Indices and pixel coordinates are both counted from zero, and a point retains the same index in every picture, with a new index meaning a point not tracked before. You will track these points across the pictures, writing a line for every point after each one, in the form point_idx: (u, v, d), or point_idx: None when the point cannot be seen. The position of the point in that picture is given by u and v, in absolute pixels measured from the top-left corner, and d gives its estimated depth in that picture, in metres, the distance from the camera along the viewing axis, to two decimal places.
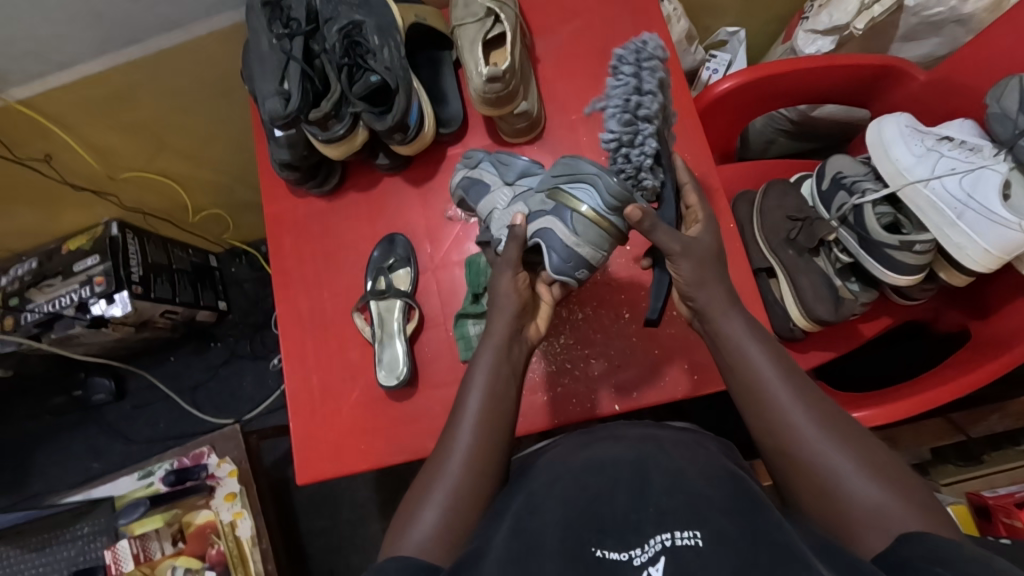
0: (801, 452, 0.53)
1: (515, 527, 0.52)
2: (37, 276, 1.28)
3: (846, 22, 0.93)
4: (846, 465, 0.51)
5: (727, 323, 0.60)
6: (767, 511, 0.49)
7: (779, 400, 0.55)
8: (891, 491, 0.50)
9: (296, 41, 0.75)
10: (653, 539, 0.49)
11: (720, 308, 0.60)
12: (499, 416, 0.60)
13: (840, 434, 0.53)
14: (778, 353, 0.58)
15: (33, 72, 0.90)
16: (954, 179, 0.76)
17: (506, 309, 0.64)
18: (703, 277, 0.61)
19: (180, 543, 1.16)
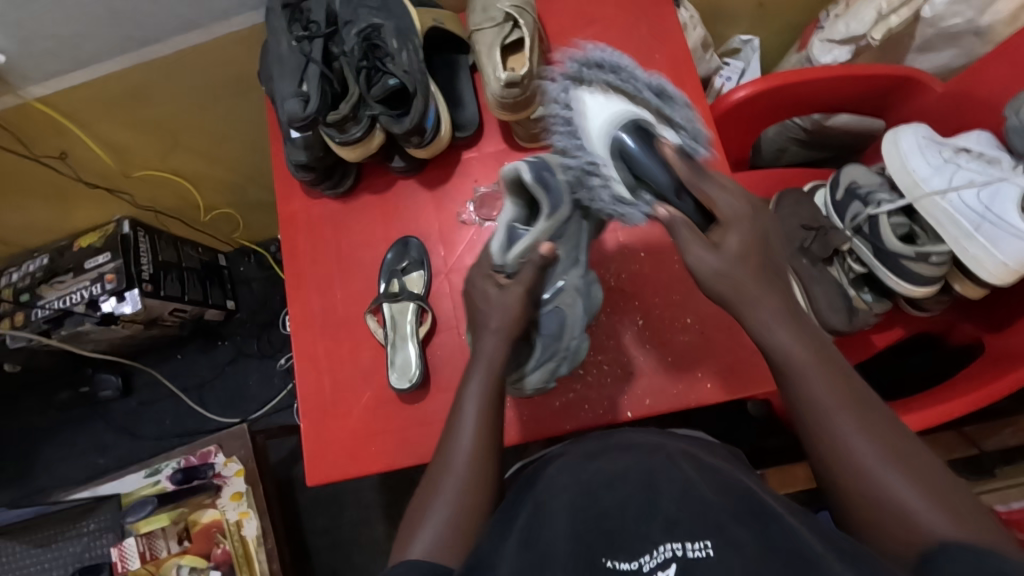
0: (862, 477, 0.48)
1: (524, 538, 0.52)
2: (48, 272, 1.29)
3: (863, 33, 0.93)
4: (897, 483, 0.47)
5: (773, 337, 0.54)
6: (777, 514, 0.49)
7: (832, 418, 0.51)
8: (947, 512, 0.45)
9: (315, 43, 0.75)
10: (663, 548, 0.49)
11: (765, 316, 0.54)
12: (493, 429, 0.62)
13: (898, 452, 0.48)
14: (837, 367, 0.53)
15: (51, 70, 0.90)
16: (971, 191, 0.75)
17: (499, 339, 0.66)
18: (742, 285, 0.55)
19: (186, 542, 1.16)
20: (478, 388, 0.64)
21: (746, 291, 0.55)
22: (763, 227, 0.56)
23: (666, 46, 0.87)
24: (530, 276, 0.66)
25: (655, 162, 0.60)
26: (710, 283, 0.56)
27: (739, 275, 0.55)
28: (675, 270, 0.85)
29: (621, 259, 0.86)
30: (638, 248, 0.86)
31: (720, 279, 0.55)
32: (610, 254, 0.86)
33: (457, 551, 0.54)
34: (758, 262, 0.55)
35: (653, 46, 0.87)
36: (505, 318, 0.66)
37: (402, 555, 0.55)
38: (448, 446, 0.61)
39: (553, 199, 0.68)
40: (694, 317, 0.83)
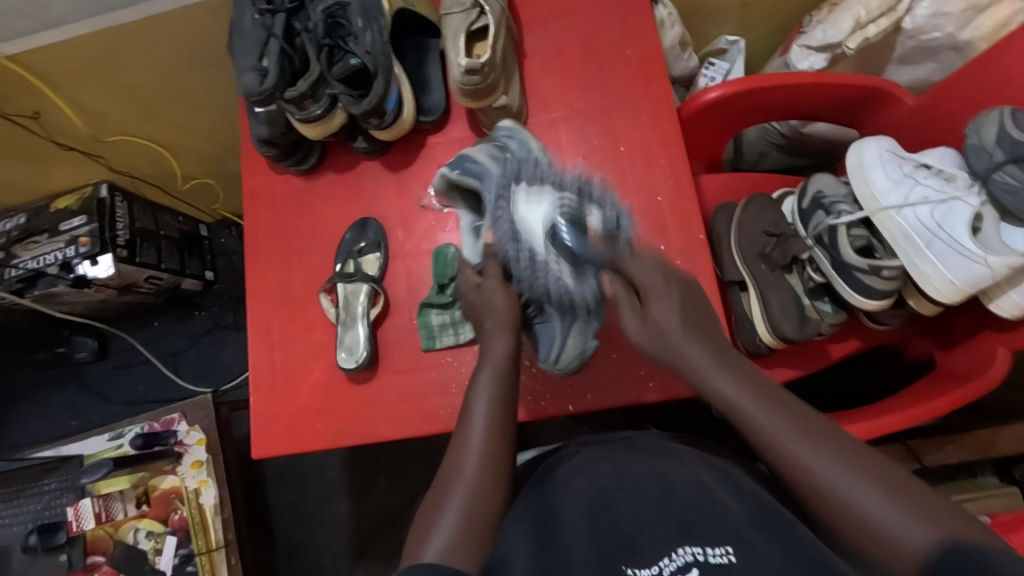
0: (823, 490, 0.50)
1: (537, 541, 0.56)
2: (24, 232, 1.29)
3: (839, 41, 0.92)
4: (858, 491, 0.49)
5: (717, 388, 0.60)
6: (792, 527, 0.56)
7: (791, 451, 0.53)
8: (913, 517, 0.46)
9: (278, 17, 0.74)
10: (682, 551, 0.54)
11: (705, 370, 0.61)
12: (507, 420, 0.64)
13: (869, 471, 0.50)
14: (782, 403, 0.57)
15: (22, 29, 0.89)
16: (926, 209, 0.75)
17: (500, 334, 0.69)
18: (674, 342, 0.64)
19: (145, 505, 1.18)
20: (490, 379, 0.66)
21: (687, 353, 0.63)
22: (680, 290, 0.67)
23: (640, 42, 0.86)
24: (497, 266, 0.72)
25: (582, 242, 0.71)
26: (643, 346, 0.66)
27: (659, 331, 0.65)
28: None
29: None
30: None
31: (663, 347, 0.64)
32: None
33: (473, 548, 0.53)
34: (696, 328, 0.65)
35: (626, 41, 0.86)
36: (498, 322, 0.70)
37: (415, 558, 0.53)
38: (461, 446, 0.62)
39: (480, 176, 0.74)
40: None
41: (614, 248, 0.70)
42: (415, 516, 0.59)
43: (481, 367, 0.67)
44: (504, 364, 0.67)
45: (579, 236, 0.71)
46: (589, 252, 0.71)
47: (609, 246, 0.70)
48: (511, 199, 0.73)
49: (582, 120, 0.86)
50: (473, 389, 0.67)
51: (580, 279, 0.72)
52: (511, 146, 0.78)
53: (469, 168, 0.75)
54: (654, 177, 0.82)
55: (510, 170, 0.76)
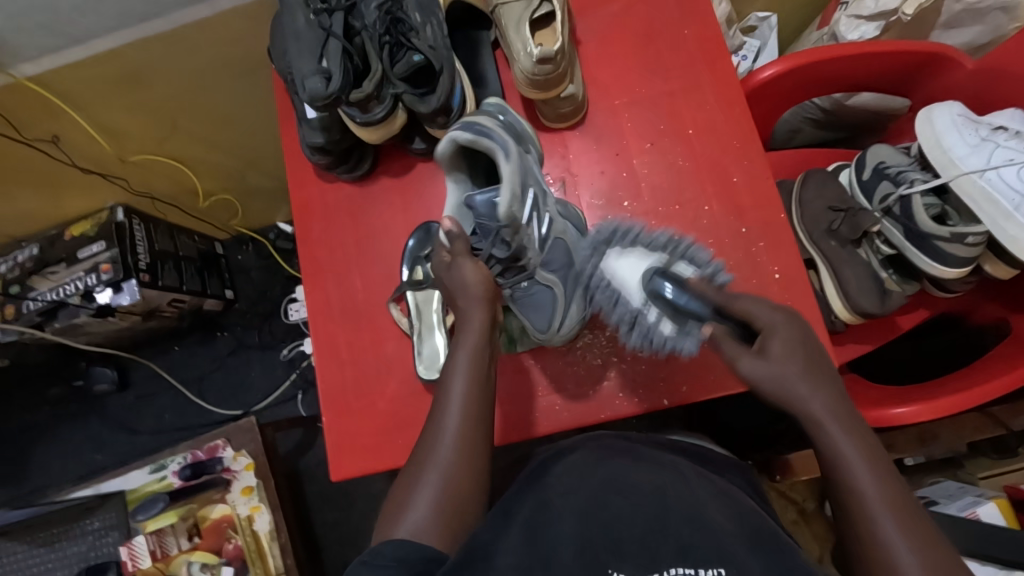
0: (858, 510, 0.50)
1: (526, 536, 0.53)
2: (39, 263, 1.23)
3: (894, 7, 0.91)
4: (894, 536, 0.48)
5: (803, 390, 0.54)
6: (789, 552, 0.50)
7: (856, 479, 0.51)
8: (935, 567, 0.46)
9: (335, 16, 0.70)
10: (676, 573, 0.48)
11: (804, 385, 0.54)
12: (486, 409, 0.60)
13: (937, 557, 0.47)
14: (864, 431, 0.53)
15: (44, 47, 0.84)
16: (1012, 169, 0.74)
17: (476, 302, 0.65)
18: (782, 373, 0.54)
19: (197, 538, 1.13)
20: (467, 361, 0.62)
21: (791, 369, 0.54)
22: (804, 330, 0.57)
23: (697, 21, 0.83)
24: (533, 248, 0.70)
25: (691, 296, 0.63)
26: (762, 387, 0.55)
27: (780, 364, 0.54)
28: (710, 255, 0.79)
29: None
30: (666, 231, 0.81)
31: (774, 377, 0.54)
32: None
33: (444, 532, 0.53)
34: (816, 370, 0.55)
35: (682, 20, 0.84)
36: (477, 302, 0.65)
37: (387, 533, 0.54)
38: (436, 425, 0.59)
39: (502, 141, 0.67)
40: None
41: (717, 292, 0.61)
42: (392, 486, 0.59)
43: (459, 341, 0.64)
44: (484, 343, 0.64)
45: (686, 295, 0.63)
46: (704, 298, 0.62)
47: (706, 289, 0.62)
48: (607, 261, 0.69)
49: (643, 105, 0.83)
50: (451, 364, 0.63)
51: (679, 331, 0.64)
52: (510, 122, 0.76)
53: (492, 134, 0.68)
54: (725, 159, 0.80)
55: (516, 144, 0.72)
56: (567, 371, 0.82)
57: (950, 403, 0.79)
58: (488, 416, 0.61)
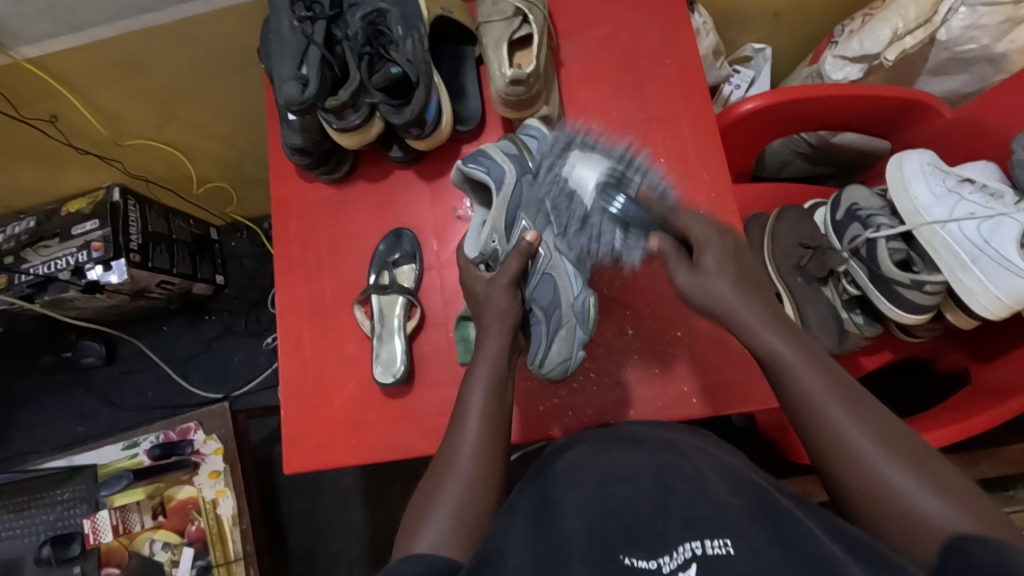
0: (846, 451, 0.50)
1: (534, 527, 0.52)
2: (34, 236, 1.26)
3: (877, 52, 0.92)
4: (886, 468, 0.48)
5: (760, 338, 0.57)
6: (794, 519, 0.48)
7: (830, 420, 0.52)
8: (939, 494, 0.46)
9: (318, 25, 0.72)
10: (683, 547, 0.48)
11: (752, 326, 0.58)
12: (502, 413, 0.62)
13: (940, 482, 0.47)
14: (829, 368, 0.55)
15: (45, 31, 0.87)
16: (973, 223, 0.75)
17: (500, 318, 0.66)
18: (721, 298, 0.59)
19: (161, 517, 1.16)
20: (485, 371, 0.64)
21: (742, 314, 0.58)
22: (730, 244, 0.62)
23: (678, 52, 0.85)
24: (516, 266, 0.67)
25: (637, 209, 0.69)
26: (701, 303, 0.60)
27: (720, 290, 0.59)
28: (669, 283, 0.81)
29: None
30: None
31: (716, 303, 0.59)
32: None
33: (466, 540, 0.53)
34: (744, 282, 0.60)
35: (664, 50, 0.85)
36: (500, 324, 0.66)
37: (407, 547, 0.53)
38: (451, 441, 0.60)
39: (495, 174, 0.71)
40: (686, 331, 0.81)
41: (663, 207, 0.67)
42: (409, 503, 0.58)
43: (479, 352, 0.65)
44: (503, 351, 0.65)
45: (630, 202, 0.68)
46: (648, 211, 0.68)
47: (656, 207, 0.67)
48: (567, 162, 0.72)
49: (619, 130, 0.85)
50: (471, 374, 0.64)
51: (627, 239, 0.71)
52: (532, 144, 0.75)
53: (488, 165, 0.72)
54: (694, 189, 0.81)
55: (524, 170, 0.73)
56: (523, 386, 0.83)
57: None
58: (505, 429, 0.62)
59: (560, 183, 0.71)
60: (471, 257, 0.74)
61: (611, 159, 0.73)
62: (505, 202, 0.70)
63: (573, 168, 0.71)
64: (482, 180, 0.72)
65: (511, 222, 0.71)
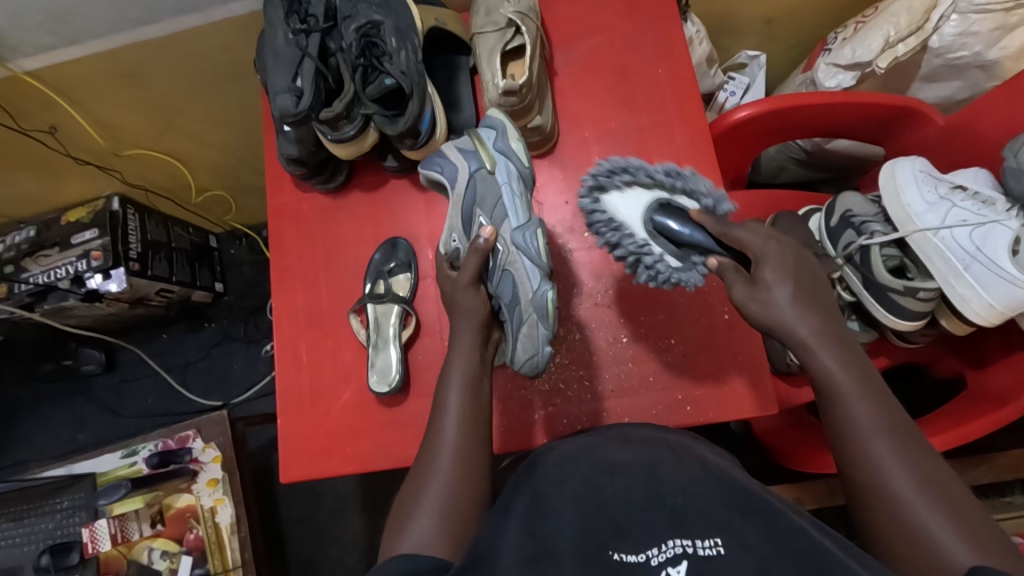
0: (885, 485, 0.50)
1: (525, 526, 0.51)
2: (34, 245, 1.27)
3: (869, 60, 0.93)
4: (916, 501, 0.49)
5: (819, 361, 0.56)
6: (785, 513, 0.48)
7: (872, 447, 0.52)
8: (969, 542, 0.46)
9: (312, 37, 0.73)
10: (671, 543, 0.49)
11: (809, 341, 0.57)
12: (480, 412, 0.61)
13: (974, 532, 0.47)
14: (880, 396, 0.54)
15: (44, 44, 0.88)
16: (964, 231, 0.75)
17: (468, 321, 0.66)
18: (788, 317, 0.57)
19: (160, 525, 1.16)
20: (463, 369, 0.63)
21: (802, 329, 0.56)
22: (798, 261, 0.59)
23: (670, 61, 0.86)
24: (474, 264, 0.66)
25: (691, 228, 0.65)
26: (770, 324, 0.58)
27: (784, 306, 0.57)
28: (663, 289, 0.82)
29: (610, 273, 0.84)
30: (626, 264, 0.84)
31: (781, 318, 0.57)
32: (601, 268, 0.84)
33: (452, 537, 0.53)
34: (807, 298, 0.58)
35: (656, 59, 0.86)
36: (467, 323, 0.65)
37: (393, 549, 0.53)
38: (435, 441, 0.60)
39: (449, 174, 0.72)
40: (680, 338, 0.82)
41: (719, 223, 0.63)
42: (393, 507, 0.59)
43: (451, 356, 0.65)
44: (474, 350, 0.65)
45: (689, 225, 0.65)
46: (705, 230, 0.64)
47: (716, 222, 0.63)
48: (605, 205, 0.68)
49: (613, 139, 0.85)
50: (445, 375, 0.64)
51: (685, 263, 0.66)
52: (485, 135, 0.73)
53: (443, 166, 0.73)
54: None
55: (478, 165, 0.72)
56: (518, 394, 0.83)
57: None
58: (486, 426, 0.62)
59: (607, 222, 0.67)
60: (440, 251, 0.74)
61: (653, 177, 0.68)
62: (460, 201, 0.71)
63: (611, 206, 0.68)
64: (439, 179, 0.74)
65: (468, 219, 0.71)
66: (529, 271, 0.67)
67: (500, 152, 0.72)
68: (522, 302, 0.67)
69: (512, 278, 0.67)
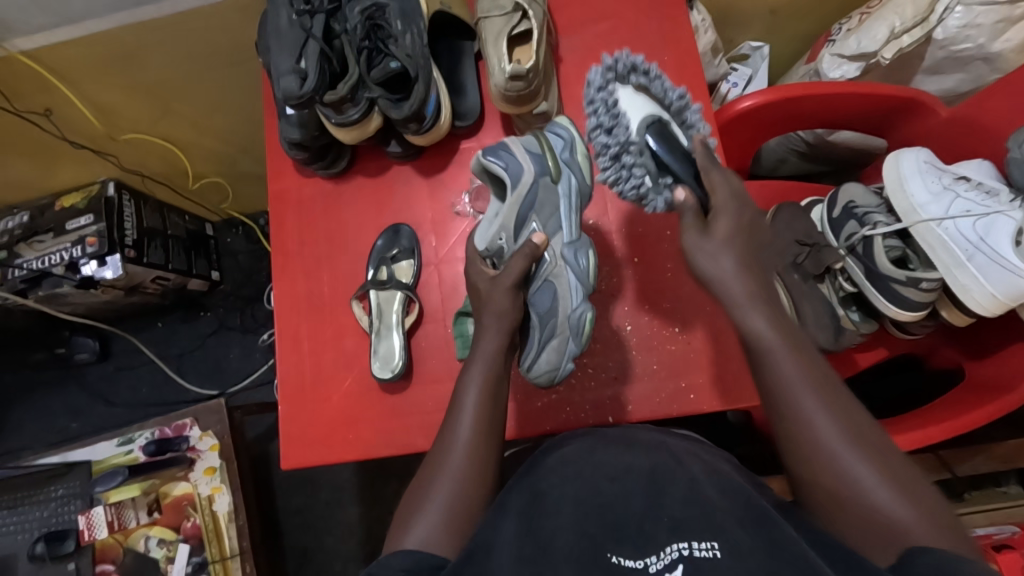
0: (818, 449, 0.50)
1: (525, 524, 0.51)
2: (28, 231, 1.25)
3: (874, 50, 0.93)
4: (848, 460, 0.49)
5: (750, 322, 0.55)
6: (779, 520, 0.48)
7: (807, 409, 0.51)
8: (898, 491, 0.47)
9: (317, 19, 0.73)
10: (670, 549, 0.47)
11: (740, 301, 0.55)
12: (496, 415, 0.60)
13: (897, 475, 0.48)
14: (804, 348, 0.54)
15: (40, 23, 0.87)
16: (968, 221, 0.76)
17: (495, 328, 0.64)
18: (723, 269, 0.56)
19: (156, 513, 1.15)
20: (480, 370, 0.62)
21: (733, 287, 0.55)
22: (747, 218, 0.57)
23: (676, 48, 0.85)
24: (520, 267, 0.65)
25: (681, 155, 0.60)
26: (705, 278, 0.57)
27: (725, 262, 0.56)
28: (666, 278, 0.83)
29: (614, 262, 0.84)
30: (632, 253, 0.84)
31: (716, 278, 0.56)
32: (605, 256, 0.84)
33: (454, 538, 0.53)
34: (747, 260, 0.57)
35: (662, 47, 0.86)
36: (496, 323, 0.64)
37: (397, 543, 0.53)
38: (445, 437, 0.59)
39: (516, 173, 0.66)
40: (684, 326, 0.82)
41: (711, 156, 0.59)
42: (400, 501, 0.58)
43: (472, 355, 0.63)
44: (495, 357, 0.63)
45: (676, 152, 0.60)
46: (694, 155, 0.60)
47: (708, 153, 0.59)
48: (615, 91, 0.62)
49: None
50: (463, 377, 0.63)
51: (656, 183, 0.62)
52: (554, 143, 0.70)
53: (507, 161, 0.66)
54: None
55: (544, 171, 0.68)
56: (522, 381, 0.83)
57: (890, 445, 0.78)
58: (498, 428, 0.60)
59: (608, 102, 0.62)
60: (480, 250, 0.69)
61: (664, 93, 0.64)
62: (519, 203, 0.66)
63: (620, 95, 0.62)
64: (498, 175, 0.66)
65: (522, 223, 0.68)
66: (579, 288, 0.69)
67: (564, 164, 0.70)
68: (562, 315, 0.68)
69: (551, 289, 0.68)
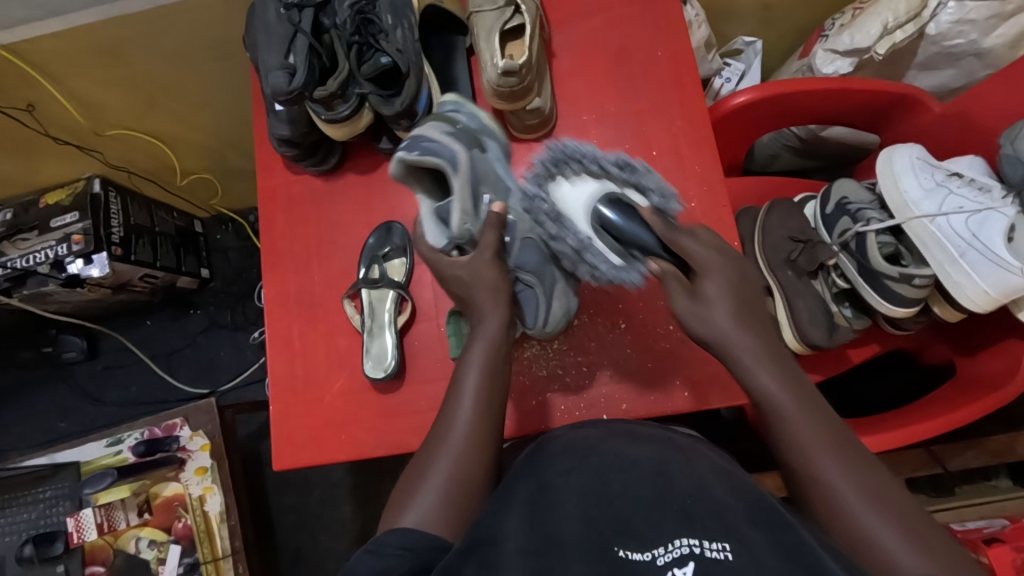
0: (833, 502, 0.48)
1: (530, 517, 0.50)
2: (11, 228, 1.22)
3: (867, 46, 0.92)
4: (865, 517, 0.47)
5: (756, 379, 0.55)
6: (795, 527, 0.46)
7: (832, 484, 0.49)
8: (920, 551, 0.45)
9: (305, 13, 0.71)
10: (679, 543, 0.45)
11: (747, 360, 0.56)
12: (496, 398, 0.59)
13: (916, 531, 0.46)
14: (816, 406, 0.53)
15: (20, 17, 0.85)
16: (961, 218, 0.76)
17: (493, 303, 0.62)
18: (731, 329, 0.57)
19: (147, 514, 1.13)
20: (480, 352, 0.60)
21: (737, 338, 0.56)
22: (737, 267, 0.59)
23: (670, 43, 0.84)
24: (493, 238, 0.63)
25: (636, 223, 0.61)
26: (708, 338, 0.58)
27: (731, 319, 0.57)
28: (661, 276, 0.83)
29: None
30: None
31: (722, 332, 0.57)
32: None
33: (452, 524, 0.52)
34: (747, 317, 0.58)
35: (655, 42, 0.85)
36: (492, 299, 0.62)
37: (392, 523, 0.52)
38: (447, 417, 0.58)
39: (449, 155, 0.64)
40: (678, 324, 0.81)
41: (667, 223, 0.60)
42: (397, 482, 0.57)
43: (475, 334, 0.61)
44: (495, 336, 0.61)
45: (634, 222, 0.61)
46: (650, 227, 0.61)
47: (664, 222, 0.60)
48: (553, 193, 0.65)
49: (613, 122, 0.84)
50: (464, 357, 0.61)
51: (626, 260, 0.63)
52: (461, 119, 0.72)
53: (435, 149, 0.64)
54: (686, 181, 0.81)
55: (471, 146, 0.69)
56: (517, 380, 0.82)
57: (882, 441, 0.78)
58: (498, 412, 0.59)
59: (548, 212, 0.64)
60: (441, 247, 0.67)
61: (600, 165, 0.65)
62: (466, 179, 0.64)
63: (558, 195, 0.65)
64: (433, 163, 0.64)
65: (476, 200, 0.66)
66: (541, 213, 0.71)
67: (478, 133, 0.73)
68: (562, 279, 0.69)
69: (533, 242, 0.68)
